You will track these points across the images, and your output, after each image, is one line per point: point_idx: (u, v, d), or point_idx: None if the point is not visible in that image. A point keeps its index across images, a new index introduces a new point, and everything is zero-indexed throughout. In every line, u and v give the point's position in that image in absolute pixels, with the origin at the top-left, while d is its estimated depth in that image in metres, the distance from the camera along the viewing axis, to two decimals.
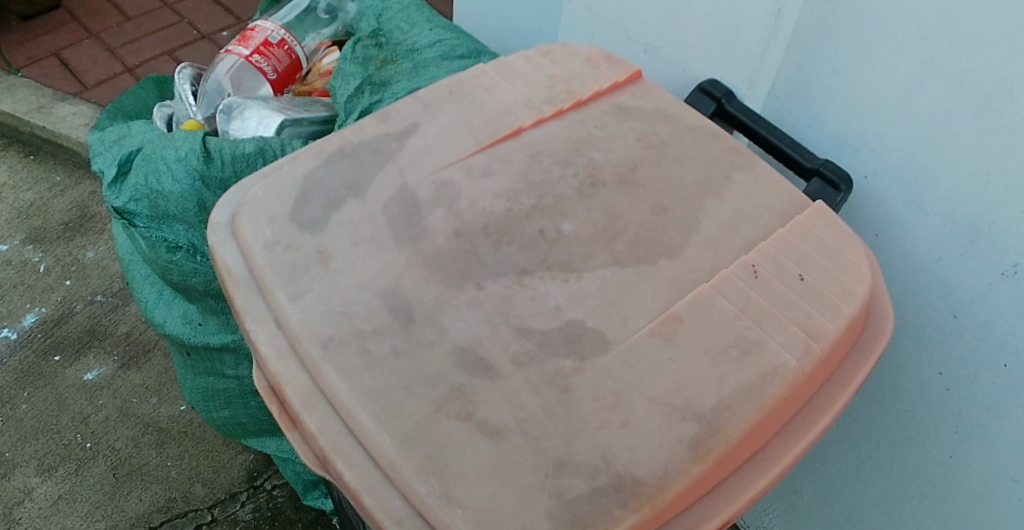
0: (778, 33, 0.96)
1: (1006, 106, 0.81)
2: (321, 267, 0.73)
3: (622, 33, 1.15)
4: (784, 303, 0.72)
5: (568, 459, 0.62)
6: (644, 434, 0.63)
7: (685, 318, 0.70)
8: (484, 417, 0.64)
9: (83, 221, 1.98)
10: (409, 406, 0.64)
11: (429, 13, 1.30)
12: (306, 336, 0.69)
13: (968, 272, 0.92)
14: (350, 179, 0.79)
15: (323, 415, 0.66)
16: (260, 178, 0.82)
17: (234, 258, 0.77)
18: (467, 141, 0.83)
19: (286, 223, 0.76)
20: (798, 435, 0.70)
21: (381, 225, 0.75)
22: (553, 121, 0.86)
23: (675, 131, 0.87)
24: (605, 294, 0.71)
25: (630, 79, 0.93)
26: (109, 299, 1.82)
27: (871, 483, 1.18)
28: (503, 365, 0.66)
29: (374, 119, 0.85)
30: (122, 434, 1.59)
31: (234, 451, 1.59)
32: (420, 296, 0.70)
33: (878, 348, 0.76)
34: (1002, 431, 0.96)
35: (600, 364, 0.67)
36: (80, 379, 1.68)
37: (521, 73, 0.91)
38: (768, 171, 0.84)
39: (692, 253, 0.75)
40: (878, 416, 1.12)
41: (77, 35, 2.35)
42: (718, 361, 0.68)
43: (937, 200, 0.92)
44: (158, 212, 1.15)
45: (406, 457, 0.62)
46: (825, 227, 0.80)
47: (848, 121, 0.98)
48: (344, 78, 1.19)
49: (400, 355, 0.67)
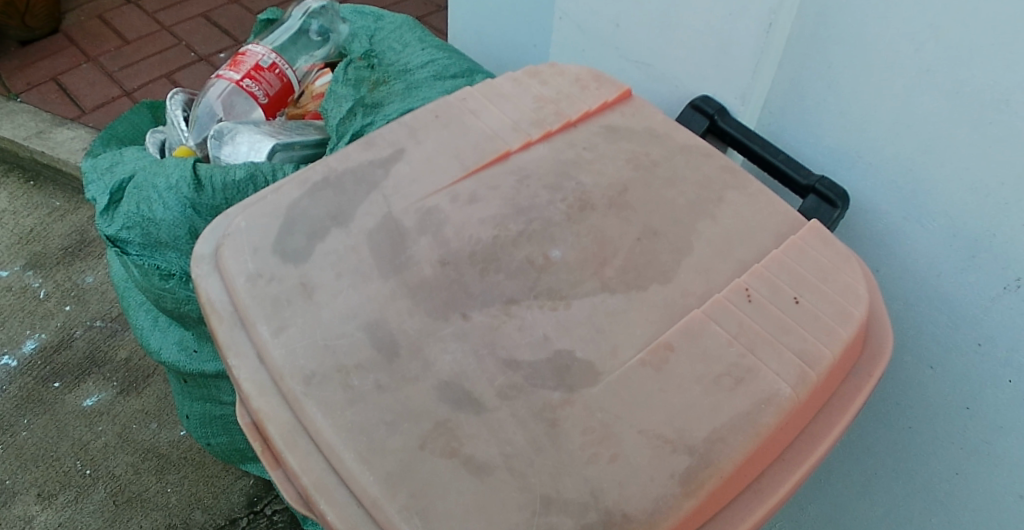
0: (770, 48, 0.95)
1: (1003, 118, 0.79)
2: (304, 300, 0.72)
3: (613, 50, 1.14)
4: (778, 328, 0.70)
5: (556, 496, 0.60)
6: (634, 468, 0.62)
7: (677, 346, 0.68)
8: (470, 453, 0.62)
9: (83, 246, 1.98)
10: (393, 443, 0.63)
11: (422, 33, 1.29)
12: (288, 372, 0.68)
13: (969, 286, 0.90)
14: (334, 209, 0.78)
15: (305, 453, 0.65)
16: (244, 208, 0.81)
17: (217, 290, 0.76)
18: (453, 166, 0.81)
19: (269, 255, 0.75)
20: (794, 464, 0.68)
21: (365, 256, 0.74)
22: (541, 144, 0.85)
23: (666, 151, 0.85)
24: (594, 322, 0.70)
25: (620, 98, 0.91)
26: (108, 323, 1.82)
27: (877, 501, 1.15)
28: (489, 398, 0.65)
29: (359, 145, 0.84)
30: (122, 461, 1.58)
31: (233, 476, 1.57)
32: (404, 328, 0.69)
33: (877, 371, 0.74)
34: (1010, 450, 0.94)
35: (589, 396, 0.65)
36: (79, 405, 1.67)
37: (508, 95, 0.89)
38: (762, 190, 0.83)
39: (684, 276, 0.73)
40: (882, 435, 1.09)
41: (76, 59, 2.36)
42: (710, 390, 0.66)
43: (935, 214, 0.90)
44: (150, 239, 1.14)
45: (390, 497, 0.60)
46: (821, 246, 0.78)
47: (843, 135, 0.96)
48: (336, 101, 1.18)
49: (384, 390, 0.65)
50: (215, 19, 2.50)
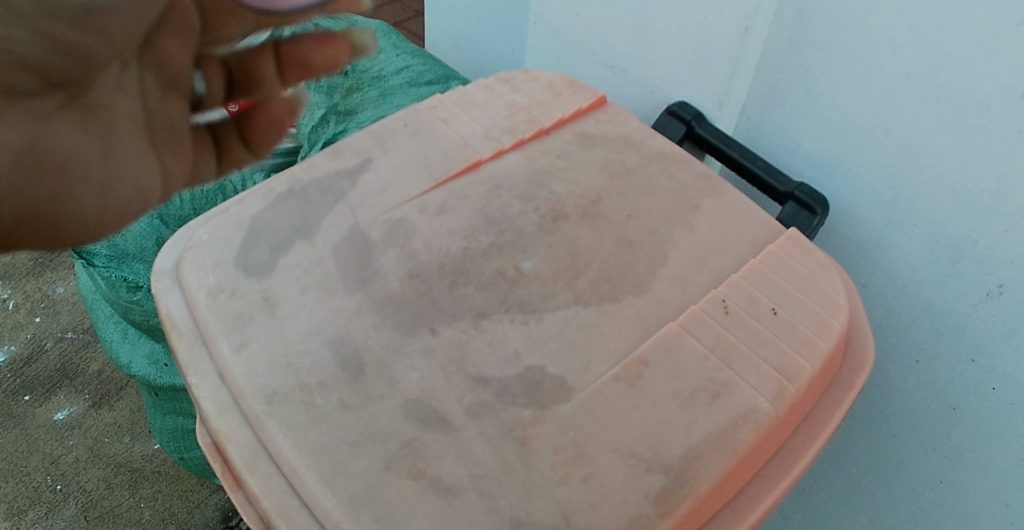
0: (747, 53, 0.93)
1: (983, 122, 0.78)
2: (266, 315, 0.69)
3: (588, 55, 1.12)
4: (756, 340, 0.68)
5: (526, 518, 0.58)
6: (607, 489, 0.59)
7: (652, 361, 0.66)
8: (437, 475, 0.59)
9: (54, 256, 1.94)
10: (356, 464, 0.60)
11: (397, 40, 1.27)
12: (249, 391, 0.65)
13: (951, 294, 0.89)
14: (299, 221, 0.75)
15: (266, 475, 0.62)
16: (206, 221, 0.78)
17: (178, 306, 0.73)
18: (423, 176, 0.79)
19: (231, 269, 0.73)
20: (774, 481, 0.66)
21: (330, 270, 0.72)
22: (513, 152, 0.83)
23: (641, 159, 0.83)
24: (567, 337, 0.68)
25: (595, 105, 0.89)
26: (80, 335, 1.77)
27: (861, 510, 1.13)
28: (457, 417, 0.62)
29: (326, 154, 0.81)
30: (94, 475, 1.53)
31: (208, 490, 1.53)
32: (370, 344, 0.67)
33: (858, 382, 0.73)
34: (995, 458, 0.92)
35: (560, 413, 0.63)
36: (50, 419, 1.62)
37: (479, 102, 0.87)
38: (739, 198, 0.81)
39: (659, 288, 0.72)
40: (866, 443, 1.08)
41: None
42: (686, 406, 0.64)
43: (916, 220, 0.88)
44: (117, 251, 1.09)
45: (354, 521, 0.58)
46: (800, 255, 0.76)
47: (822, 140, 0.94)
48: (311, 110, 1.18)
49: (348, 409, 0.63)
50: None
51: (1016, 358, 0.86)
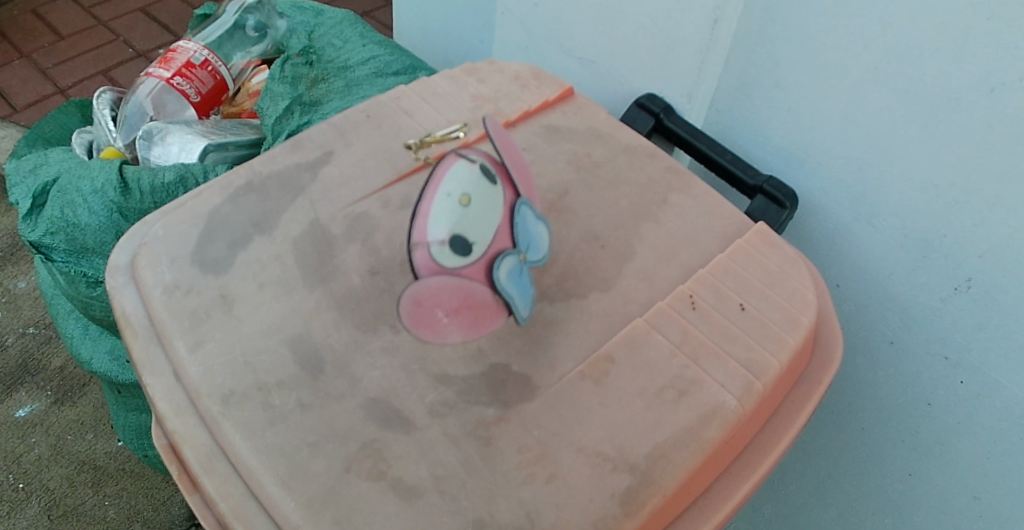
0: (716, 45, 0.92)
1: (952, 116, 0.77)
2: (223, 313, 0.67)
3: (557, 47, 1.11)
4: (723, 336, 0.68)
5: (490, 519, 0.57)
6: (572, 488, 0.58)
7: (618, 357, 0.65)
8: (398, 476, 0.58)
9: (13, 250, 1.88)
10: (316, 466, 0.58)
11: (363, 29, 1.25)
12: (205, 390, 0.63)
13: (920, 287, 0.89)
14: (257, 215, 0.73)
15: (223, 477, 0.60)
16: (162, 215, 0.76)
17: (132, 303, 0.71)
18: (385, 170, 0.78)
19: (188, 265, 0.70)
20: (742, 478, 0.66)
21: (289, 266, 0.70)
22: (478, 145, 0.82)
23: (608, 152, 0.82)
24: (532, 333, 0.66)
25: (562, 97, 0.88)
26: (42, 331, 1.73)
27: (830, 502, 1.14)
28: (419, 417, 0.61)
29: (286, 147, 0.79)
30: (56, 474, 1.49)
31: (174, 487, 1.50)
32: (330, 342, 0.65)
33: (826, 378, 0.72)
34: (961, 450, 0.93)
35: (525, 412, 0.62)
36: (11, 416, 1.58)
37: (444, 94, 0.86)
38: (707, 192, 0.80)
39: (625, 283, 0.71)
40: (835, 436, 1.08)
41: (6, 55, 2.25)
42: (652, 403, 0.63)
43: (886, 214, 0.89)
44: (76, 246, 1.05)
45: (313, 524, 0.56)
46: (768, 250, 0.76)
47: (792, 134, 0.94)
48: (272, 99, 1.12)
49: (307, 409, 0.61)
50: (155, 13, 2.41)
51: (983, 351, 0.86)
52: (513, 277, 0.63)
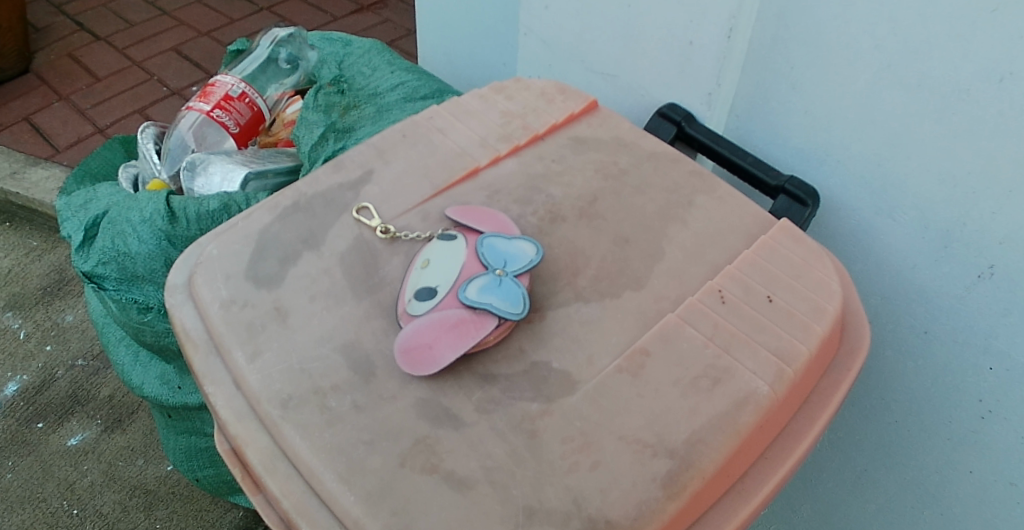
0: (732, 52, 0.96)
1: (964, 107, 0.80)
2: (278, 324, 0.71)
3: (577, 63, 1.15)
4: (753, 327, 0.71)
5: (539, 506, 0.60)
6: (615, 474, 0.61)
7: (653, 351, 0.68)
8: (451, 469, 0.61)
9: (61, 284, 1.96)
10: (372, 462, 0.62)
11: (390, 56, 1.30)
12: (265, 396, 0.67)
13: (944, 277, 0.91)
14: (306, 233, 0.78)
15: (286, 477, 0.64)
16: (215, 236, 0.80)
17: (191, 319, 0.75)
18: (423, 186, 0.83)
19: (242, 281, 0.75)
20: (779, 461, 0.68)
21: (337, 279, 0.74)
22: (509, 158, 0.86)
23: (634, 160, 0.86)
24: (569, 332, 0.70)
25: (586, 110, 0.92)
26: (90, 362, 1.79)
27: (870, 496, 1.15)
28: (467, 413, 0.64)
29: (329, 168, 0.84)
30: (109, 499, 1.54)
31: (223, 508, 1.54)
32: (380, 348, 0.69)
33: (855, 365, 0.75)
34: (996, 435, 0.94)
35: (566, 405, 0.65)
36: (64, 444, 1.63)
37: (475, 112, 0.91)
38: (731, 193, 0.83)
39: (657, 282, 0.74)
40: (869, 428, 1.10)
41: (47, 98, 2.36)
42: (687, 392, 0.66)
43: (905, 207, 0.91)
44: (127, 274, 1.10)
45: (371, 516, 0.60)
46: (792, 244, 0.79)
47: (811, 135, 0.97)
48: (308, 127, 1.16)
49: (362, 410, 0.65)
50: (186, 52, 2.50)
51: (1010, 336, 0.88)
52: (484, 288, 0.68)
